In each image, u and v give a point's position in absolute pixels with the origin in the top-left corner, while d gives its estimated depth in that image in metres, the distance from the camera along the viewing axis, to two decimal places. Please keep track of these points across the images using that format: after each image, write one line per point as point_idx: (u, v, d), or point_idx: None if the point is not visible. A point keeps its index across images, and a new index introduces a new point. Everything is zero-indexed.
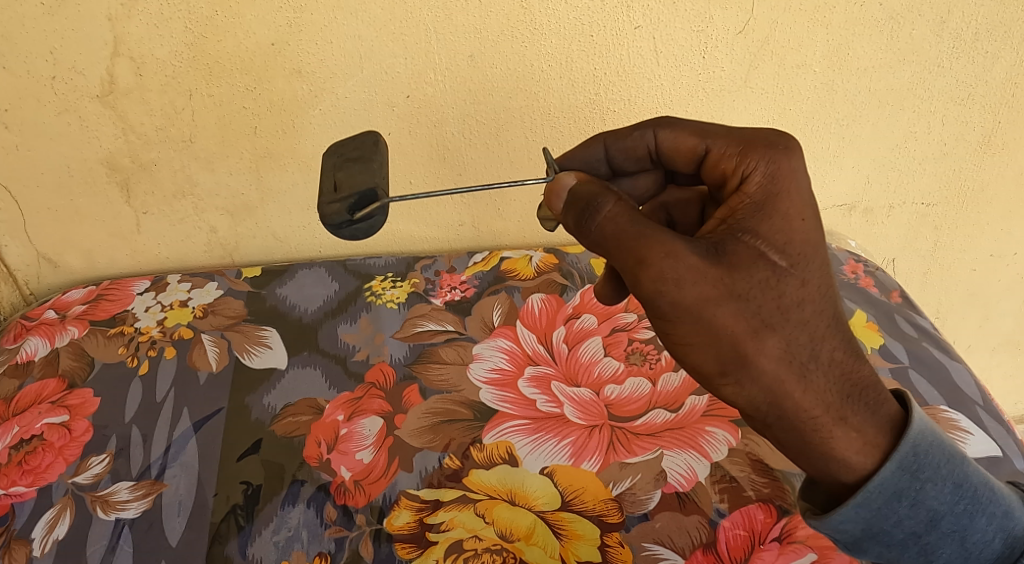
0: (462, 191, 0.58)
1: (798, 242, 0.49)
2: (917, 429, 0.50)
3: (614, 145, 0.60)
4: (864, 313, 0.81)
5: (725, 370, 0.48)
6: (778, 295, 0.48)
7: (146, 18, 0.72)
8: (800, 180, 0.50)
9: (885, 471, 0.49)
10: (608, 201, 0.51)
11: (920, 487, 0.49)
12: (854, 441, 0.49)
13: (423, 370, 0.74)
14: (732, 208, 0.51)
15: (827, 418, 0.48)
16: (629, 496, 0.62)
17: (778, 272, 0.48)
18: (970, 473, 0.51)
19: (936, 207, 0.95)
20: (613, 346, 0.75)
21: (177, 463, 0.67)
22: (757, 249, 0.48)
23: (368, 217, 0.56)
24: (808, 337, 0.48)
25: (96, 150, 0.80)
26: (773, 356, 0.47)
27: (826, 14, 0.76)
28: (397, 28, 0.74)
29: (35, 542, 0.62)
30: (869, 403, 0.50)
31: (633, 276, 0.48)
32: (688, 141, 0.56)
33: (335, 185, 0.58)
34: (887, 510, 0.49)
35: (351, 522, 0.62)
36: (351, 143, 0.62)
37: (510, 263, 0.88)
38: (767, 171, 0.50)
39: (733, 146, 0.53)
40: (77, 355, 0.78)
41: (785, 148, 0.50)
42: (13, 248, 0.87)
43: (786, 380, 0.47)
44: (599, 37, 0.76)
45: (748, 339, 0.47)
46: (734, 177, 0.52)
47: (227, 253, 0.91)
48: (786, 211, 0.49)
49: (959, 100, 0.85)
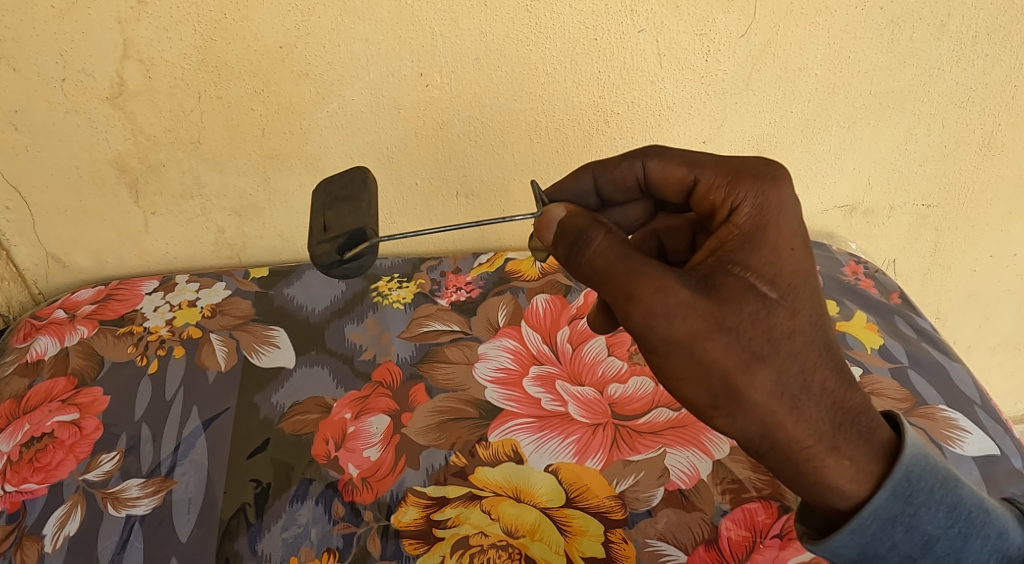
0: (448, 230, 0.58)
1: (788, 273, 0.49)
2: (910, 456, 0.51)
3: (603, 176, 0.61)
4: (864, 314, 0.82)
5: (716, 404, 0.49)
6: (768, 327, 0.47)
7: (155, 21, 0.73)
8: (789, 211, 0.50)
9: (878, 498, 0.50)
10: (598, 234, 0.52)
11: (914, 512, 0.51)
12: (846, 470, 0.49)
13: (429, 369, 0.75)
14: (721, 239, 0.51)
15: (819, 448, 0.49)
16: (632, 493, 0.64)
17: (767, 304, 0.48)
18: (963, 496, 0.52)
19: (937, 208, 0.96)
20: (616, 346, 0.76)
21: (187, 461, 0.68)
22: (747, 281, 0.48)
23: (358, 256, 0.57)
24: (799, 368, 0.48)
25: (105, 151, 0.81)
26: (764, 390, 0.47)
27: (827, 18, 0.77)
28: (403, 32, 0.75)
29: (46, 538, 0.63)
30: (862, 430, 0.50)
31: (623, 310, 0.49)
32: (677, 172, 0.56)
33: (324, 225, 0.59)
34: (882, 535, 0.50)
35: (358, 518, 0.63)
36: (339, 180, 0.63)
37: (515, 264, 0.89)
38: (756, 203, 0.50)
39: (721, 177, 0.53)
40: (87, 354, 0.79)
41: (773, 179, 0.50)
42: (21, 249, 0.88)
43: (778, 412, 0.48)
44: (603, 40, 0.77)
45: (739, 372, 0.47)
46: (723, 209, 0.52)
47: (235, 253, 0.92)
48: (775, 241, 0.49)
49: (959, 102, 0.86)
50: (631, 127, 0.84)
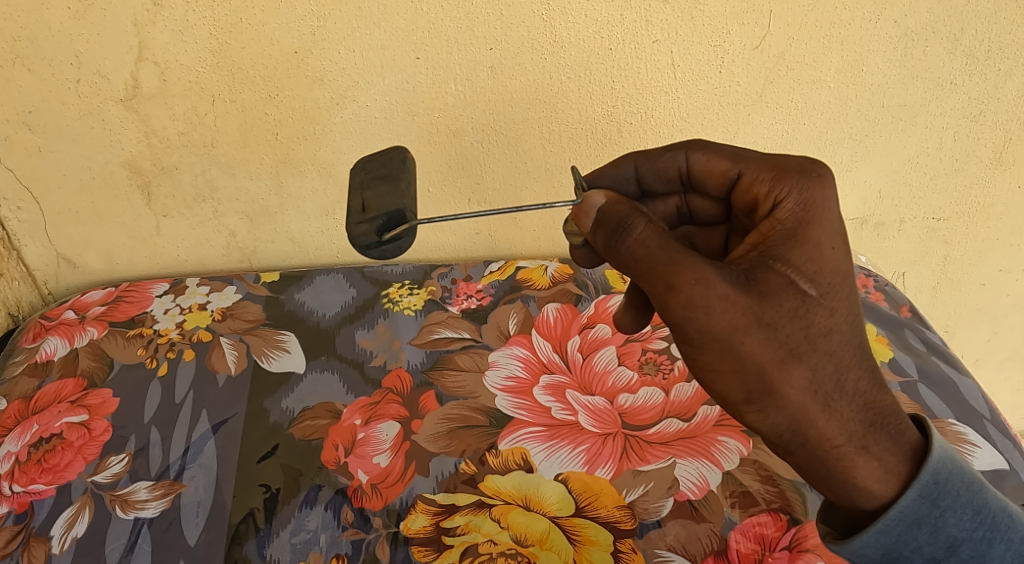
0: (488, 214, 0.60)
1: (828, 272, 0.49)
2: (937, 458, 0.50)
3: (645, 166, 0.61)
4: (874, 327, 0.82)
5: (750, 399, 0.49)
6: (806, 324, 0.48)
7: (171, 24, 0.73)
8: (832, 210, 0.50)
9: (905, 500, 0.49)
10: (638, 223, 0.52)
11: (940, 515, 0.50)
12: (874, 470, 0.49)
13: (440, 376, 0.75)
14: (764, 234, 0.51)
15: (849, 447, 0.49)
16: (642, 503, 0.64)
17: (807, 301, 0.48)
18: (988, 500, 0.52)
19: (947, 221, 0.96)
20: (627, 356, 0.77)
21: (196, 465, 0.68)
22: (788, 277, 0.48)
23: (396, 238, 0.57)
24: (833, 367, 0.48)
25: (118, 153, 0.81)
26: (798, 387, 0.47)
27: (841, 31, 0.78)
28: (418, 38, 0.75)
29: (54, 540, 0.63)
30: (891, 432, 0.50)
31: (662, 300, 0.49)
32: (719, 165, 0.57)
33: (362, 205, 0.59)
34: (907, 536, 0.50)
35: (368, 525, 0.63)
36: (379, 159, 0.63)
37: (526, 272, 0.89)
38: (800, 199, 0.50)
39: (766, 171, 0.53)
40: (97, 355, 0.79)
41: (817, 177, 0.51)
42: (32, 249, 0.88)
43: (810, 409, 0.48)
44: (618, 50, 0.77)
45: (774, 368, 0.47)
46: (766, 202, 0.52)
47: (246, 257, 0.92)
48: (817, 240, 0.49)
49: (971, 116, 0.86)
50: (644, 137, 0.84)
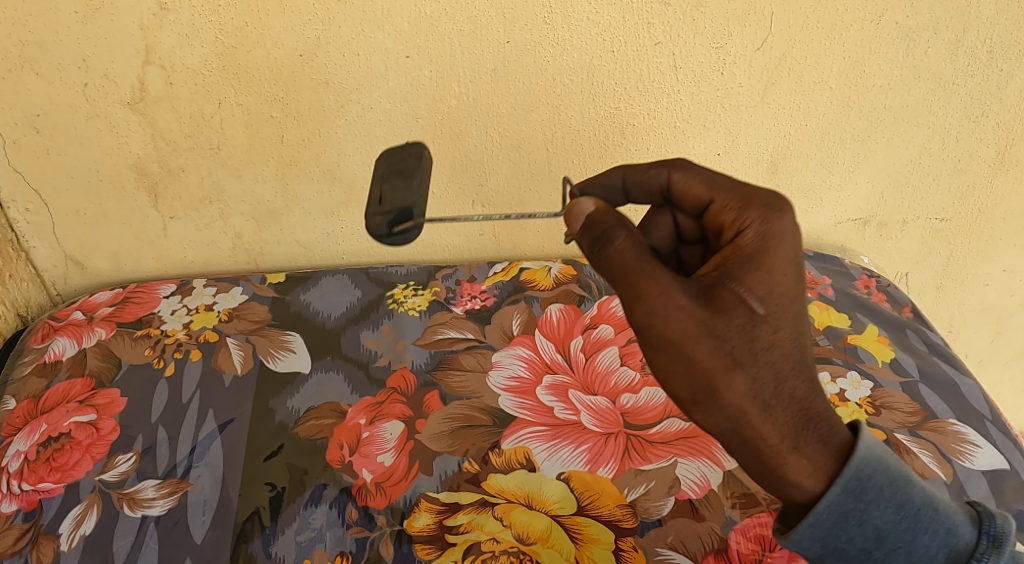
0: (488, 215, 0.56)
1: (777, 294, 0.49)
2: (860, 455, 0.50)
3: (632, 178, 0.61)
4: (875, 328, 0.83)
5: (696, 401, 0.49)
6: (751, 338, 0.48)
7: (177, 28, 0.74)
8: (789, 242, 0.50)
9: (830, 494, 0.49)
10: (620, 233, 0.51)
11: (865, 508, 0.49)
12: (805, 468, 0.49)
13: (444, 376, 0.76)
14: (724, 256, 0.51)
15: (781, 446, 0.49)
16: (643, 502, 0.64)
17: (754, 318, 0.48)
18: (913, 494, 0.50)
19: (950, 222, 0.96)
20: (629, 356, 0.77)
21: (202, 463, 0.69)
22: (740, 295, 0.48)
23: (405, 233, 0.58)
24: (773, 376, 0.48)
25: (125, 156, 0.82)
26: (739, 392, 0.48)
27: (842, 33, 0.78)
28: (422, 41, 0.76)
29: (62, 537, 0.64)
30: (823, 435, 0.50)
31: None
32: (695, 187, 0.57)
33: (379, 197, 0.60)
34: (836, 530, 0.49)
35: (371, 523, 0.64)
36: (398, 152, 0.64)
37: (530, 274, 0.90)
38: (761, 228, 0.51)
39: (734, 201, 0.54)
40: (105, 355, 0.80)
41: (779, 210, 0.51)
42: (40, 250, 0.89)
43: (749, 412, 0.48)
44: (620, 53, 0.78)
45: (718, 375, 0.48)
46: (730, 229, 0.53)
47: (252, 258, 0.93)
48: (771, 265, 0.49)
49: (973, 117, 0.86)
50: (646, 138, 0.85)
